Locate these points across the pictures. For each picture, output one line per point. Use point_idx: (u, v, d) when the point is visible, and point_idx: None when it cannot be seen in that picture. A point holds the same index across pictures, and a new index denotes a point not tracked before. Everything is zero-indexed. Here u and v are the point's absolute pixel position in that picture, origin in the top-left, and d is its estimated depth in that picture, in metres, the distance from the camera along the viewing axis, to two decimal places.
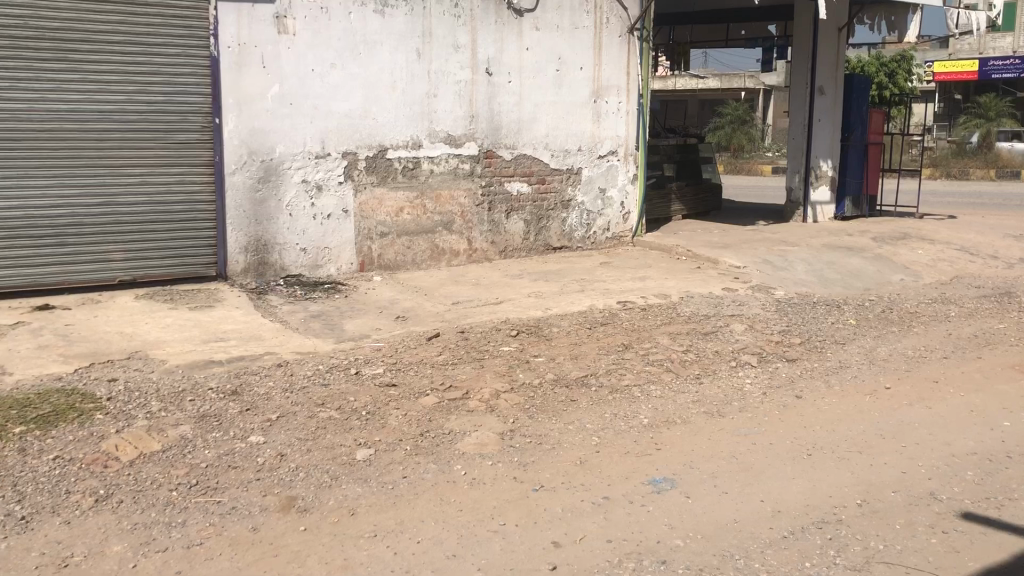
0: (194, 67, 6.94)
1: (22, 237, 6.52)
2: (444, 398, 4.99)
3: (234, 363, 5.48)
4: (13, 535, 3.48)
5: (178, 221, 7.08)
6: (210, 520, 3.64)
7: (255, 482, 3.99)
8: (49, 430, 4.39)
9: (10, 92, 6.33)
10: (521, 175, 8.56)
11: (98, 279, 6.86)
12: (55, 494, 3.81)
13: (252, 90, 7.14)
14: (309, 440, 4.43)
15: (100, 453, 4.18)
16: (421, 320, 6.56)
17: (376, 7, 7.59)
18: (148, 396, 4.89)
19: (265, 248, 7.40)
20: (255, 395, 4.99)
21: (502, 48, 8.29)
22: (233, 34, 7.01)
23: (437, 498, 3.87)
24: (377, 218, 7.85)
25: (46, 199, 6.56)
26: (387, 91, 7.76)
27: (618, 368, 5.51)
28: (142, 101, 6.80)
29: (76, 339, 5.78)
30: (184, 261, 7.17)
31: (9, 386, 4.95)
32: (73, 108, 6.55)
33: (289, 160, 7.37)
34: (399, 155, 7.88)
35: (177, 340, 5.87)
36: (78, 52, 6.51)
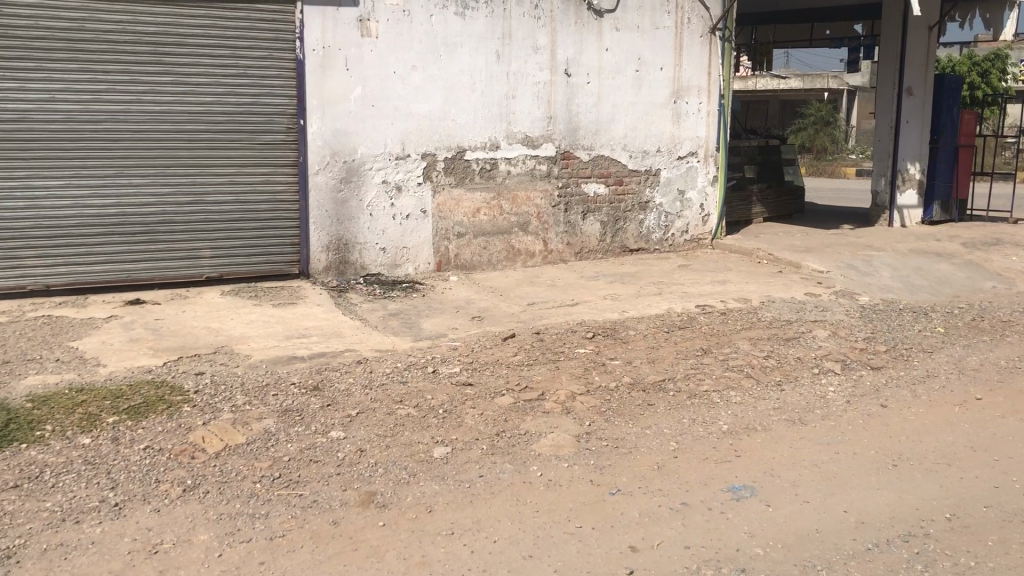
0: (280, 69, 7.11)
1: (117, 234, 6.78)
2: (520, 399, 5.00)
3: (315, 359, 5.59)
4: (107, 521, 3.61)
5: (263, 220, 7.26)
6: (292, 513, 3.72)
7: (335, 476, 4.06)
8: (140, 421, 4.54)
9: (108, 95, 6.58)
10: (599, 176, 8.53)
11: (187, 276, 7.08)
12: (146, 482, 3.94)
13: (335, 93, 7.28)
14: (387, 436, 4.49)
15: (188, 444, 4.31)
16: (497, 321, 6.59)
17: (457, 10, 7.65)
18: (233, 390, 5.03)
19: (346, 247, 7.53)
20: (335, 391, 5.08)
21: (581, 49, 8.26)
22: (318, 37, 7.15)
23: (514, 498, 3.88)
24: (454, 218, 7.91)
25: (139, 198, 6.81)
26: (467, 92, 7.81)
27: (696, 373, 5.45)
28: (230, 102, 6.99)
29: (165, 333, 5.97)
30: (268, 258, 7.35)
31: (103, 377, 5.14)
32: (166, 110, 6.78)
33: (370, 161, 7.49)
34: (477, 156, 7.93)
35: (261, 336, 6.01)
36: (172, 56, 6.73)
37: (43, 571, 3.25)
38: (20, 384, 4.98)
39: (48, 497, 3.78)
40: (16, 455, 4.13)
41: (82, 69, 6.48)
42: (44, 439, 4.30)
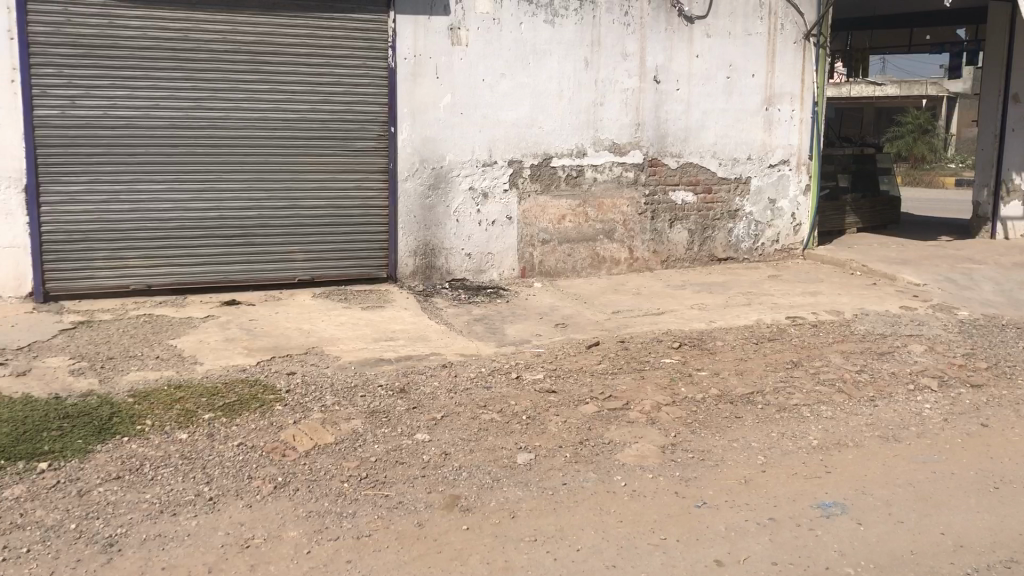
0: (372, 78, 7.25)
1: (215, 236, 7.01)
2: (605, 408, 4.97)
3: (402, 362, 5.68)
4: (202, 514, 3.74)
5: (354, 224, 7.41)
6: (378, 513, 3.78)
7: (420, 478, 4.11)
8: (234, 418, 4.69)
9: (209, 102, 6.82)
10: (687, 184, 8.44)
11: (280, 278, 7.28)
12: (240, 478, 4.06)
13: (425, 100, 7.39)
14: (472, 440, 4.52)
15: (279, 442, 4.42)
16: (581, 328, 6.57)
17: (547, 17, 7.67)
18: (323, 390, 5.14)
19: (432, 253, 7.64)
20: (421, 394, 5.15)
21: (671, 57, 8.19)
22: (409, 45, 7.28)
23: (597, 507, 3.86)
24: (539, 225, 7.93)
25: (236, 201, 7.03)
26: (554, 99, 7.83)
27: (786, 386, 5.33)
28: (324, 110, 7.15)
29: (259, 333, 6.15)
30: (358, 262, 7.49)
31: (200, 374, 5.32)
32: (263, 117, 6.99)
33: (458, 168, 7.57)
34: (563, 163, 7.93)
35: (349, 338, 6.13)
36: (270, 64, 6.94)
37: (143, 560, 3.38)
38: (123, 379, 5.19)
39: (148, 489, 3.93)
40: (119, 448, 4.30)
41: (185, 77, 6.73)
42: (145, 433, 4.47)
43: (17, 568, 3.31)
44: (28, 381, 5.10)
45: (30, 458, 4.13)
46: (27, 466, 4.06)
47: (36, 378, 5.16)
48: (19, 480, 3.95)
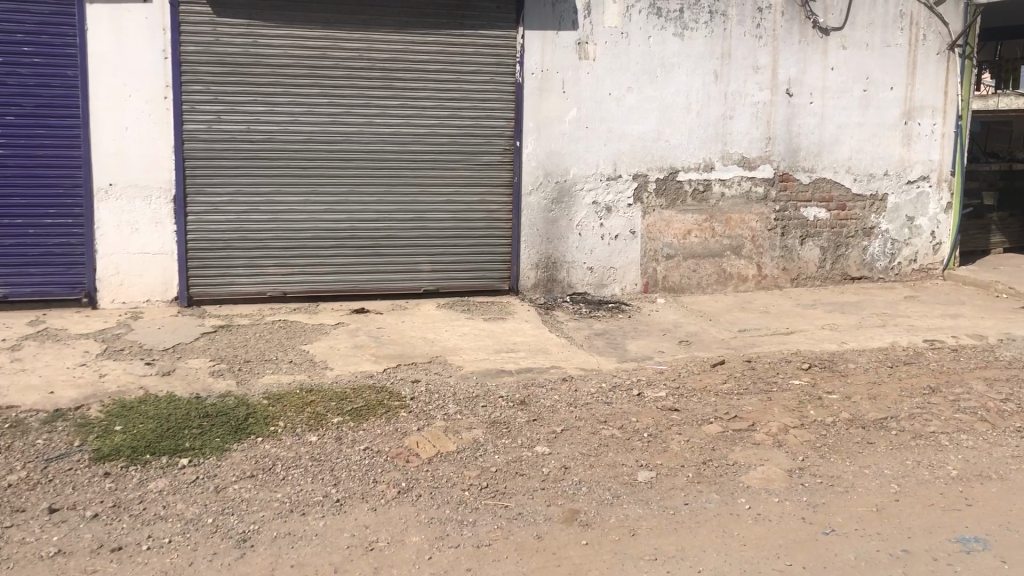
0: (500, 93, 7.35)
1: (346, 247, 7.26)
2: (729, 428, 4.87)
3: (523, 374, 5.72)
4: (329, 515, 3.86)
5: (479, 237, 7.52)
6: (498, 523, 3.81)
7: (540, 491, 4.12)
8: (361, 423, 4.83)
9: (344, 117, 7.07)
10: (819, 200, 8.19)
11: (406, 288, 7.45)
12: (365, 481, 4.18)
13: (552, 115, 7.45)
14: (592, 455, 4.51)
15: (403, 448, 4.52)
16: (705, 346, 6.45)
17: (676, 31, 7.58)
18: (446, 399, 5.23)
19: (554, 266, 7.68)
20: (541, 406, 5.17)
21: (805, 68, 7.96)
22: (537, 60, 7.35)
23: (719, 529, 3.78)
24: (664, 239, 7.85)
25: (367, 213, 7.25)
26: (682, 112, 7.72)
27: (922, 413, 5.08)
28: (453, 124, 7.30)
29: (386, 341, 6.31)
30: (482, 274, 7.60)
31: (329, 379, 5.51)
32: (394, 132, 7.19)
33: (582, 182, 7.58)
34: (690, 177, 7.83)
35: (472, 348, 6.22)
36: (402, 80, 7.14)
37: (273, 556, 3.51)
38: (258, 382, 5.43)
39: (279, 488, 4.08)
40: (253, 447, 4.50)
41: (322, 94, 7.01)
42: (277, 434, 4.66)
43: (160, 557, 3.50)
44: (172, 380, 5.40)
45: (173, 453, 4.37)
46: (170, 461, 4.30)
47: (179, 378, 5.46)
48: (162, 474, 4.18)
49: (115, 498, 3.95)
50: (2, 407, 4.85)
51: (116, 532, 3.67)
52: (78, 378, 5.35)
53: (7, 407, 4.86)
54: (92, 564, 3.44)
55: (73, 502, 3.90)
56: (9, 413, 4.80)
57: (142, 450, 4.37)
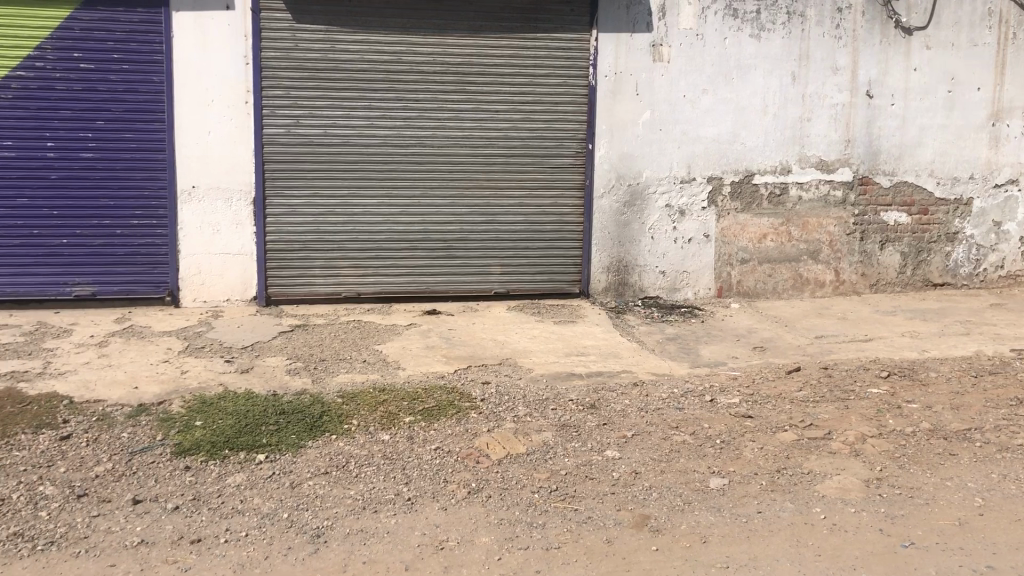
0: (573, 96, 7.35)
1: (419, 248, 7.34)
2: (804, 436, 4.78)
3: (593, 378, 5.70)
4: (401, 513, 3.91)
5: (549, 240, 7.53)
6: (568, 526, 3.81)
7: (610, 495, 4.10)
8: (432, 423, 4.88)
9: (418, 121, 7.16)
10: (900, 204, 7.98)
11: (477, 290, 7.50)
12: (436, 480, 4.22)
13: (625, 117, 7.42)
14: (662, 461, 4.47)
15: (473, 449, 4.56)
16: (781, 352, 6.33)
17: (753, 32, 7.46)
18: (516, 401, 5.24)
19: (626, 269, 7.64)
20: (612, 410, 5.14)
21: (886, 69, 7.76)
22: (610, 62, 7.33)
23: (794, 539, 3.71)
24: (738, 243, 7.74)
25: (439, 215, 7.32)
26: (757, 114, 7.60)
27: (1008, 425, 4.90)
28: (525, 128, 7.33)
29: (457, 343, 6.36)
30: (553, 277, 7.60)
31: (401, 379, 5.57)
32: (467, 135, 7.25)
33: (655, 185, 7.53)
34: (766, 180, 7.70)
35: (543, 351, 6.22)
36: (475, 84, 7.20)
37: (346, 552, 3.58)
38: (332, 380, 5.53)
39: (352, 486, 4.15)
40: (327, 445, 4.58)
41: (397, 98, 7.10)
42: (350, 432, 4.74)
43: (237, 550, 3.59)
44: (250, 378, 5.53)
45: (250, 449, 4.48)
46: (248, 456, 4.41)
47: (257, 376, 5.59)
48: (240, 469, 4.29)
49: (195, 491, 4.06)
50: (90, 401, 5.04)
51: (196, 524, 3.78)
52: (161, 374, 5.53)
53: (95, 401, 5.05)
54: (173, 554, 3.55)
55: (155, 494, 4.03)
56: (96, 407, 4.98)
57: (221, 444, 4.49)
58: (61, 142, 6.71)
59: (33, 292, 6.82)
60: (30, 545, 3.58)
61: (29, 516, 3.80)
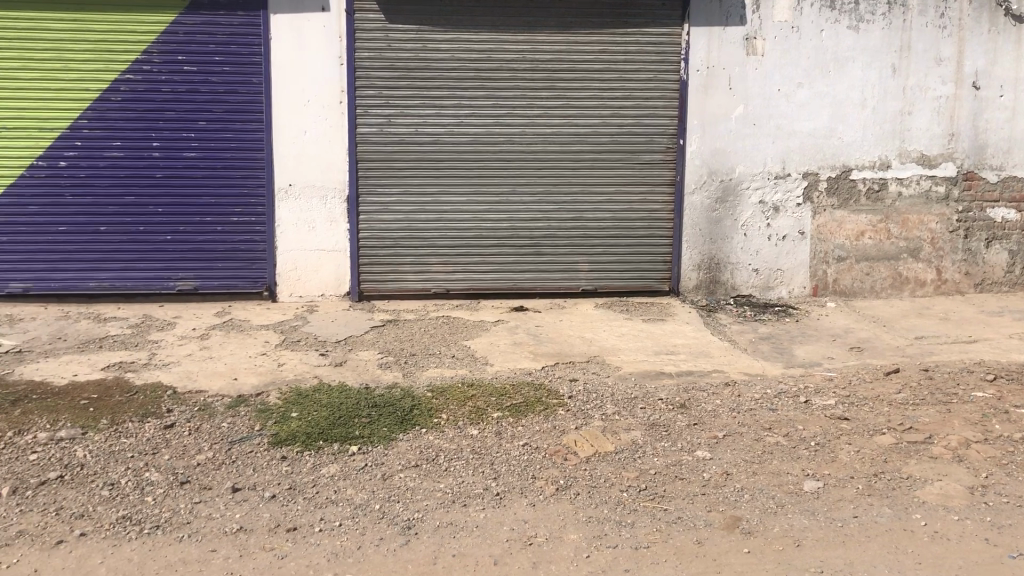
0: (664, 91, 7.27)
1: (507, 245, 7.38)
2: (904, 439, 4.62)
3: (683, 377, 5.63)
4: (490, 508, 3.94)
5: (639, 237, 7.47)
6: (657, 526, 3.78)
7: (700, 496, 4.05)
8: (520, 418, 4.90)
9: (507, 118, 7.19)
10: (1008, 200, 7.65)
11: (565, 287, 7.50)
12: (524, 476, 4.24)
13: (717, 112, 7.30)
14: (755, 462, 4.39)
15: (562, 446, 4.56)
16: (879, 353, 6.14)
17: (851, 23, 7.24)
18: (605, 399, 5.22)
19: (718, 267, 7.53)
20: (702, 410, 5.07)
21: (994, 59, 7.44)
22: (703, 57, 7.22)
23: (892, 545, 3.60)
24: (835, 241, 7.54)
25: (528, 213, 7.35)
26: (855, 108, 7.38)
27: None
28: (615, 124, 7.28)
29: (545, 340, 6.37)
30: (641, 274, 7.54)
31: (489, 375, 5.61)
32: (556, 132, 7.25)
33: (748, 181, 7.39)
34: (864, 175, 7.47)
35: (631, 350, 6.18)
36: (565, 80, 7.19)
37: (436, 545, 3.62)
38: (422, 375, 5.61)
39: (442, 479, 4.20)
40: (417, 438, 4.65)
41: (487, 96, 7.15)
42: (439, 426, 4.80)
43: (331, 539, 3.68)
44: (343, 372, 5.65)
45: (344, 440, 4.58)
46: (341, 448, 4.51)
47: (350, 369, 5.71)
48: (334, 460, 4.40)
49: (291, 480, 4.18)
50: (192, 391, 5.23)
51: (292, 513, 3.89)
52: (259, 366, 5.70)
53: (197, 391, 5.24)
54: (270, 541, 3.66)
55: (253, 483, 4.16)
56: (198, 397, 5.16)
57: (316, 436, 4.61)
58: (166, 142, 6.97)
59: (139, 286, 7.12)
60: (138, 528, 3.74)
61: (136, 500, 3.97)
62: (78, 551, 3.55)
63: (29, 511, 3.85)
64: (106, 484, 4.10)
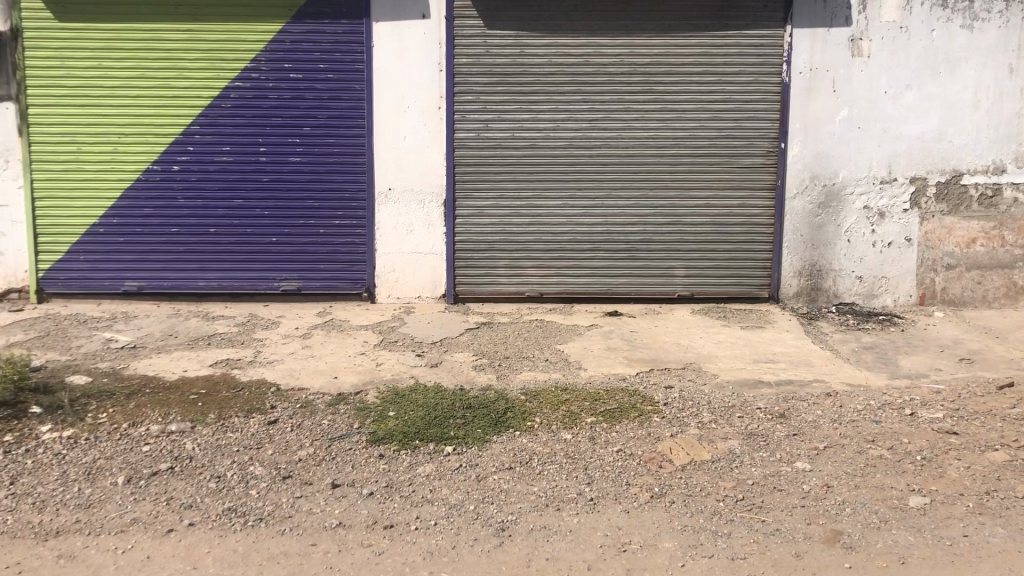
0: (765, 94, 7.13)
1: (602, 249, 7.36)
2: (1018, 457, 4.41)
3: (783, 386, 5.50)
4: (583, 513, 3.93)
5: (737, 242, 7.35)
6: (754, 537, 3.71)
7: (799, 508, 3.96)
8: (615, 424, 4.88)
9: (603, 122, 7.18)
10: None
11: (661, 292, 7.43)
12: (618, 483, 4.22)
13: (820, 115, 7.12)
14: (858, 475, 4.26)
15: (657, 453, 4.52)
16: (991, 366, 5.88)
17: (965, 22, 6.96)
18: (701, 407, 5.15)
19: (820, 274, 7.34)
20: (802, 421, 4.95)
21: None
22: (806, 59, 7.06)
23: (1004, 567, 3.44)
24: (944, 248, 7.26)
25: (624, 217, 7.31)
26: (968, 111, 7.09)
27: None
28: (714, 127, 7.18)
29: (640, 345, 6.32)
30: (740, 280, 7.41)
31: (583, 380, 5.60)
32: (653, 135, 7.19)
33: (852, 186, 7.19)
34: (976, 180, 7.18)
35: (728, 357, 6.08)
36: (663, 84, 7.13)
37: (529, 548, 3.64)
38: (516, 378, 5.64)
39: (536, 482, 4.22)
40: (511, 440, 4.68)
41: (583, 99, 7.15)
42: (533, 429, 4.82)
43: (426, 537, 3.74)
44: (439, 373, 5.73)
45: (440, 441, 4.65)
46: (437, 447, 4.58)
47: (445, 371, 5.78)
48: (429, 459, 4.46)
49: (388, 478, 4.26)
50: (295, 389, 5.39)
51: (389, 510, 3.96)
52: (358, 366, 5.83)
53: (299, 389, 5.39)
54: (368, 538, 3.74)
55: (352, 479, 4.26)
56: (300, 394, 5.32)
57: (412, 435, 4.69)
58: (273, 147, 7.21)
59: (245, 286, 7.37)
60: (243, 520, 3.87)
61: (241, 493, 4.11)
62: (186, 540, 3.70)
63: (142, 500, 4.04)
64: (213, 476, 4.26)
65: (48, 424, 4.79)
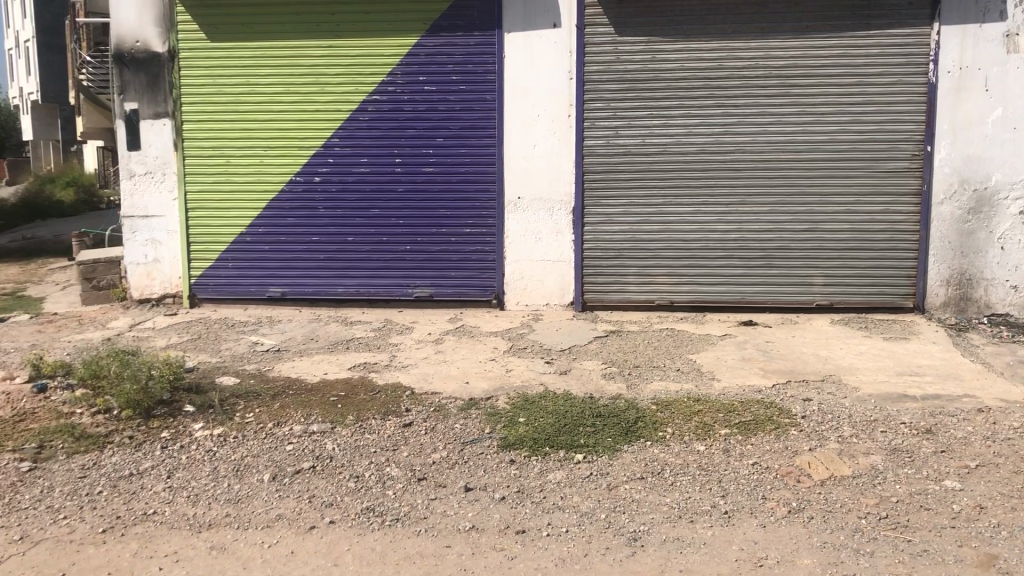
0: (910, 95, 6.84)
1: (736, 257, 7.21)
2: None
3: (929, 401, 5.24)
4: (717, 526, 3.86)
5: (880, 250, 7.06)
6: (899, 557, 3.55)
7: (949, 529, 3.76)
8: (750, 437, 4.77)
9: (738, 127, 7.05)
10: None
11: (797, 301, 7.21)
12: (753, 496, 4.12)
13: (971, 116, 6.77)
14: (1015, 497, 4.02)
15: (794, 467, 4.39)
16: None
17: None
18: (841, 420, 4.97)
19: (969, 283, 6.95)
20: (951, 437, 4.71)
21: None
22: (955, 57, 6.73)
23: None
24: None
25: (760, 223, 7.14)
26: None
27: None
28: (854, 130, 6.94)
29: (775, 356, 6.15)
30: (882, 289, 7.11)
31: (716, 391, 5.49)
32: (790, 140, 7.01)
33: (1006, 190, 6.79)
34: None
35: (870, 369, 5.84)
36: (799, 86, 6.94)
37: (663, 559, 3.60)
38: (647, 388, 5.58)
39: (669, 493, 4.17)
40: (642, 450, 4.65)
41: (717, 105, 7.04)
42: (665, 440, 4.77)
43: (558, 544, 3.75)
44: (568, 380, 5.75)
45: (571, 448, 4.66)
46: (568, 455, 4.59)
47: (574, 378, 5.79)
48: (560, 466, 4.48)
49: (520, 484, 4.30)
50: (428, 393, 5.51)
51: (522, 516, 4.00)
52: (489, 371, 5.91)
53: (433, 393, 5.51)
54: (501, 542, 3.78)
55: (484, 484, 4.32)
56: (433, 398, 5.44)
57: (544, 442, 4.72)
58: (407, 157, 7.41)
59: (381, 293, 7.60)
60: (381, 520, 3.99)
61: (378, 493, 4.24)
62: (328, 537, 3.84)
63: (287, 497, 4.21)
64: (352, 476, 4.40)
65: (201, 422, 5.07)
